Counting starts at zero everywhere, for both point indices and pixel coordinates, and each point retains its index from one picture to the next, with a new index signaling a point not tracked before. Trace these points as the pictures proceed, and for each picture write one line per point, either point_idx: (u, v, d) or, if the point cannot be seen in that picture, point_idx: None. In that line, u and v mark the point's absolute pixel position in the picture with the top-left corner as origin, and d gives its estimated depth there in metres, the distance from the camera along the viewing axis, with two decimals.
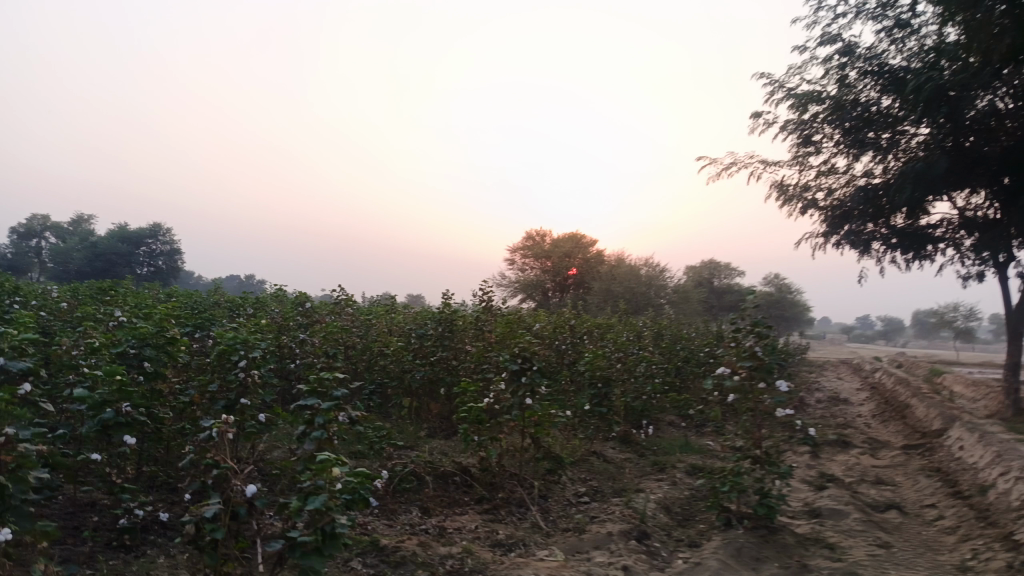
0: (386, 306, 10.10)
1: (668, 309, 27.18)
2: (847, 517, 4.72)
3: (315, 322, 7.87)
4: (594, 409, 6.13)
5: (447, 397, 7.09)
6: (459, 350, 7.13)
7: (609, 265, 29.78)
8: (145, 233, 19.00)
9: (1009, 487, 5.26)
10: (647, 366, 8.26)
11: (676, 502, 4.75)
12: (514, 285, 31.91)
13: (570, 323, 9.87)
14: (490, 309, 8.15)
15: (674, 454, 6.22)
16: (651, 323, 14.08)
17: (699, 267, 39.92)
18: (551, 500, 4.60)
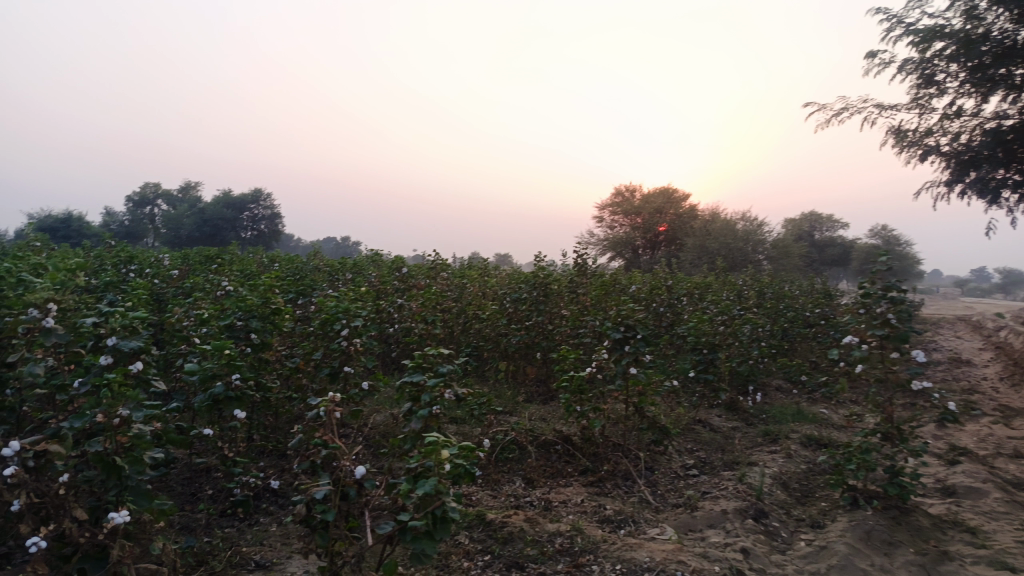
0: (479, 269, 10.07)
1: (766, 265, 26.11)
2: (987, 496, 4.30)
3: (412, 287, 7.90)
4: (698, 375, 5.88)
5: (545, 360, 6.87)
6: (556, 314, 6.99)
7: (703, 220, 28.82)
8: (249, 198, 20.00)
9: None
10: (751, 329, 7.89)
11: (792, 477, 4.48)
12: (604, 243, 31.46)
13: (668, 283, 9.54)
14: (586, 271, 7.96)
15: (785, 422, 5.91)
16: (752, 282, 13.49)
17: (799, 221, 38.16)
18: (658, 473, 4.43)
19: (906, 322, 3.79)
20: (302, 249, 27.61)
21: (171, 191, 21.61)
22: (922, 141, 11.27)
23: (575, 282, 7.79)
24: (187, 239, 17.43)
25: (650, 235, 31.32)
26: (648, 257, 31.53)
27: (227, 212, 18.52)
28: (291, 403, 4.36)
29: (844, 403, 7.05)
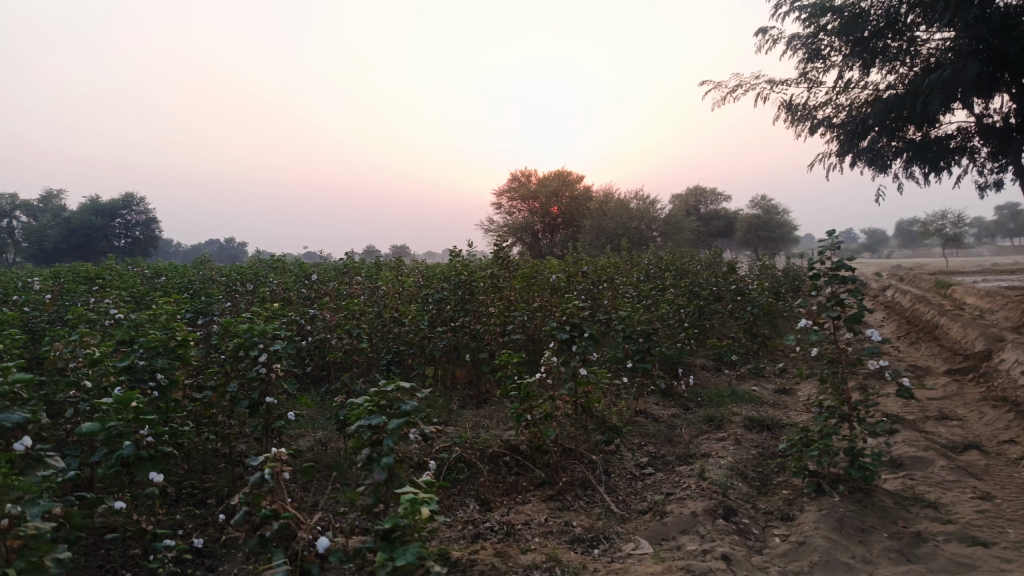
0: (389, 268, 9.59)
1: (661, 242, 26.77)
2: (933, 464, 4.35)
3: (323, 293, 7.38)
4: (636, 366, 5.73)
5: (474, 361, 6.56)
6: (482, 312, 6.69)
7: (598, 201, 29.19)
8: (121, 203, 18.48)
9: None
10: (674, 311, 7.86)
11: (748, 465, 4.39)
12: (503, 229, 31.33)
13: (584, 269, 9.41)
14: (506, 264, 7.68)
15: (723, 405, 5.87)
16: (657, 261, 13.64)
17: (687, 196, 39.44)
18: (616, 476, 4.23)
19: (861, 301, 3.75)
20: (185, 255, 25.88)
21: (30, 201, 19.65)
22: (812, 115, 11.69)
23: (495, 276, 7.49)
24: (54, 251, 15.86)
25: (548, 218, 31.46)
26: (548, 241, 31.67)
27: (97, 220, 16.95)
28: (207, 443, 3.85)
29: (770, 377, 7.14)
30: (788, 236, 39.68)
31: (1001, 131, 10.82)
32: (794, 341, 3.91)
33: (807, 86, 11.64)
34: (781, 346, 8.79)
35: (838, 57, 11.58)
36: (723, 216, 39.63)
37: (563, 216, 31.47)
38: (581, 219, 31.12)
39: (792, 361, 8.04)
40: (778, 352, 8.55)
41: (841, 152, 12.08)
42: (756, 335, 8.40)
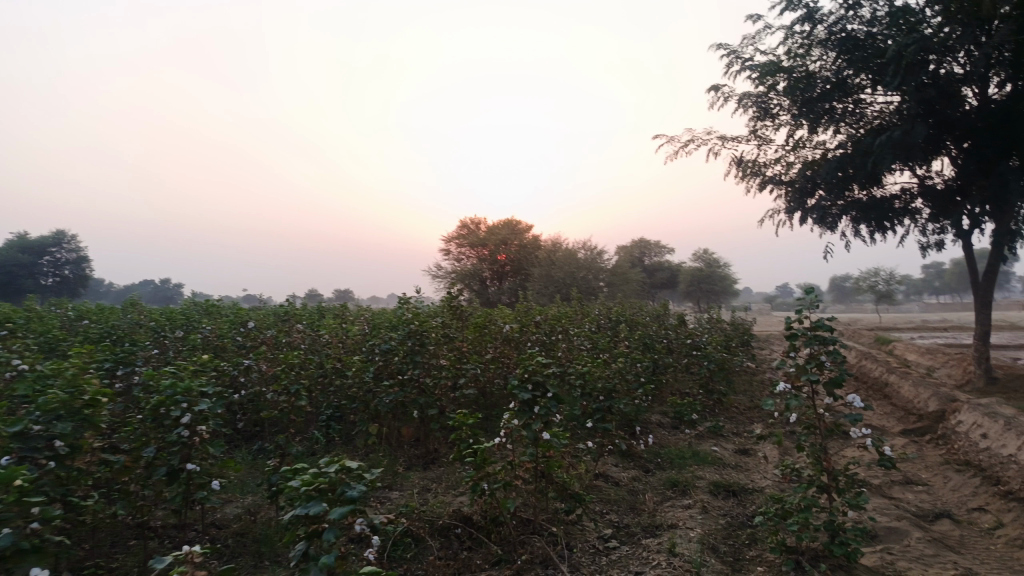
0: (333, 316, 9.12)
1: (608, 293, 26.86)
2: (908, 536, 4.13)
3: (260, 342, 6.89)
4: (596, 426, 5.42)
5: (422, 417, 6.15)
6: (432, 364, 6.30)
7: (547, 251, 29.22)
8: (50, 240, 17.55)
9: None
10: (630, 366, 7.61)
11: (718, 537, 4.09)
12: (450, 276, 31.01)
13: (536, 320, 9.13)
14: (457, 314, 7.34)
15: (684, 467, 5.59)
16: (608, 312, 13.49)
17: (632, 248, 39.91)
18: (578, 551, 3.88)
19: (841, 364, 3.54)
20: (116, 296, 24.72)
21: None
22: (762, 171, 11.85)
23: (446, 326, 7.13)
24: None
25: (496, 266, 31.30)
26: (495, 288, 31.42)
27: (21, 256, 15.97)
28: (118, 516, 3.36)
29: (728, 436, 6.92)
30: (730, 289, 40.44)
31: (941, 192, 11.17)
32: (771, 406, 3.67)
33: (757, 143, 11.83)
34: (736, 403, 8.61)
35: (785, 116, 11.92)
36: (668, 269, 40.21)
37: (511, 264, 31.36)
38: (529, 268, 31.08)
39: (748, 419, 7.85)
40: (733, 409, 8.37)
41: (789, 209, 12.26)
42: (711, 391, 8.21)
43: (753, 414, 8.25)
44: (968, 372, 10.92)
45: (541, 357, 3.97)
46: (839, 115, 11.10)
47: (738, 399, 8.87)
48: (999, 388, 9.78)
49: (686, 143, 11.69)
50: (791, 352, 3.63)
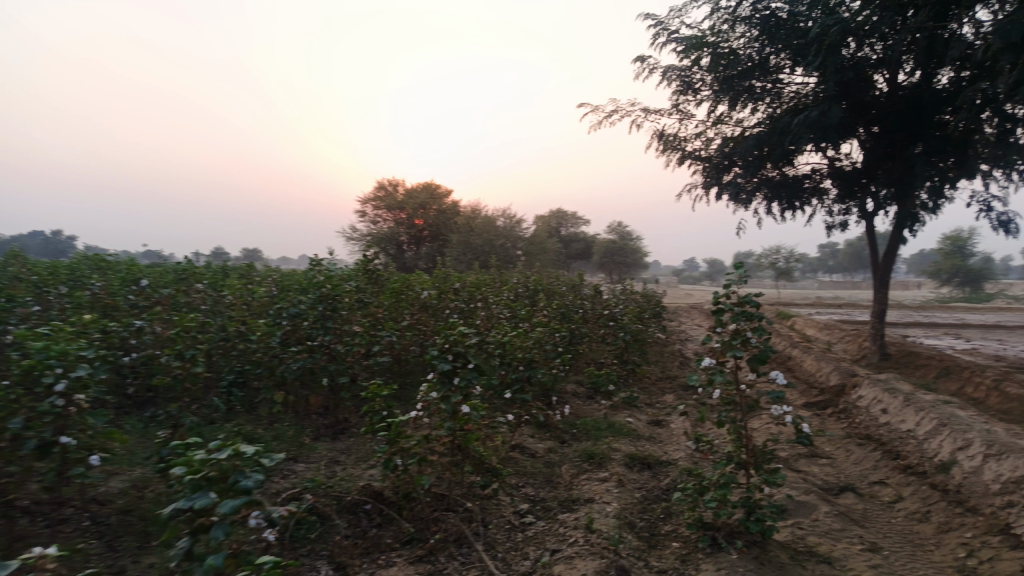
0: (238, 275, 8.60)
1: (524, 261, 26.86)
2: (817, 509, 4.20)
3: (155, 302, 6.37)
4: (513, 397, 5.27)
5: (332, 386, 5.86)
6: (344, 330, 6.00)
7: (465, 217, 28.87)
8: None
9: (929, 438, 4.96)
10: (548, 335, 7.52)
11: (633, 511, 4.04)
12: (365, 239, 30.24)
13: (454, 287, 8.90)
14: (372, 278, 7.02)
15: (599, 439, 5.55)
16: (525, 280, 13.40)
17: (550, 217, 40.04)
18: (493, 528, 3.75)
19: (765, 341, 3.50)
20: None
21: None
22: (683, 146, 11.93)
23: (361, 290, 6.81)
24: None
25: (413, 230, 30.74)
26: (411, 253, 30.90)
27: None
28: None
29: (642, 408, 6.95)
30: (643, 261, 41.29)
31: (849, 175, 11.57)
32: (697, 382, 3.62)
33: (679, 117, 11.88)
34: (649, 374, 8.69)
35: (707, 91, 12.02)
36: (584, 239, 40.64)
37: (428, 229, 30.87)
38: (446, 233, 30.69)
39: (662, 391, 7.93)
40: (647, 380, 8.44)
41: (706, 185, 12.43)
42: (627, 362, 8.24)
43: (665, 385, 8.35)
44: (863, 348, 11.45)
45: (463, 327, 3.78)
46: (759, 93, 11.27)
47: (652, 370, 8.97)
48: (892, 364, 10.29)
49: (610, 113, 11.61)
50: (718, 327, 3.58)
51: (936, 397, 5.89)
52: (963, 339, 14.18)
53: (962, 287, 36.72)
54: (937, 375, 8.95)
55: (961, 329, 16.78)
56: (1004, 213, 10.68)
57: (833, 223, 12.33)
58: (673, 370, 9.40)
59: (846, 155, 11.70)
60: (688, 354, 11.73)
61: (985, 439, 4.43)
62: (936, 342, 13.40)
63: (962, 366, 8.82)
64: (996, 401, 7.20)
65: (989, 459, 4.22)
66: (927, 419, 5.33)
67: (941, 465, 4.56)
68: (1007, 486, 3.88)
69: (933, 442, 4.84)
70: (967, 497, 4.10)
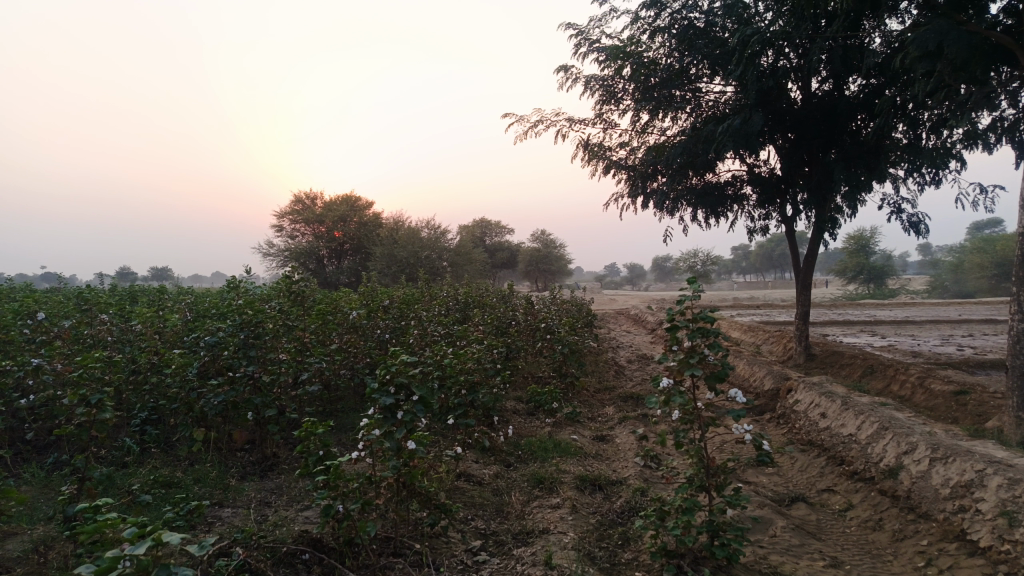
0: (147, 300, 7.98)
1: (450, 272, 26.56)
2: (774, 524, 4.12)
3: (54, 336, 5.80)
4: (456, 422, 5.01)
5: (258, 419, 5.45)
6: (269, 359, 5.59)
7: (388, 229, 28.34)
8: None
9: (872, 443, 4.99)
10: (485, 353, 7.26)
11: (591, 541, 3.85)
12: (284, 254, 29.26)
13: (383, 304, 8.56)
14: (297, 300, 6.61)
15: (545, 460, 5.35)
16: (454, 293, 13.13)
17: (473, 226, 39.78)
18: (446, 571, 3.48)
19: (723, 357, 3.35)
20: None
21: None
22: (608, 155, 11.93)
23: (285, 313, 6.40)
24: None
25: (334, 243, 29.95)
26: (333, 267, 30.07)
27: None
28: None
29: (584, 423, 6.81)
30: (567, 268, 41.64)
31: (769, 181, 11.82)
32: (654, 404, 3.45)
33: (604, 126, 11.89)
34: (587, 386, 8.57)
35: (629, 100, 12.08)
36: (508, 248, 40.65)
37: (349, 242, 30.15)
38: (369, 245, 30.05)
39: (602, 403, 7.81)
40: (586, 392, 8.32)
41: (632, 193, 12.49)
42: (565, 375, 8.09)
43: (604, 396, 8.24)
44: (789, 349, 11.71)
45: (405, 358, 3.52)
46: (680, 101, 11.38)
47: (589, 382, 8.86)
48: (818, 364, 10.54)
49: (535, 123, 11.50)
50: (674, 345, 3.41)
51: (872, 399, 5.97)
52: (878, 335, 14.75)
53: (868, 284, 38.61)
54: (862, 374, 9.20)
55: (874, 325, 17.49)
56: (914, 214, 11.14)
57: (756, 227, 12.57)
58: (610, 380, 9.33)
59: (765, 161, 11.96)
60: (622, 362, 11.71)
61: (929, 442, 4.47)
62: (854, 339, 13.88)
63: (885, 364, 9.09)
64: (922, 398, 7.41)
65: (936, 463, 4.24)
66: (867, 422, 5.37)
67: (888, 470, 4.57)
68: (957, 491, 3.89)
69: (877, 447, 4.86)
70: (918, 503, 4.09)
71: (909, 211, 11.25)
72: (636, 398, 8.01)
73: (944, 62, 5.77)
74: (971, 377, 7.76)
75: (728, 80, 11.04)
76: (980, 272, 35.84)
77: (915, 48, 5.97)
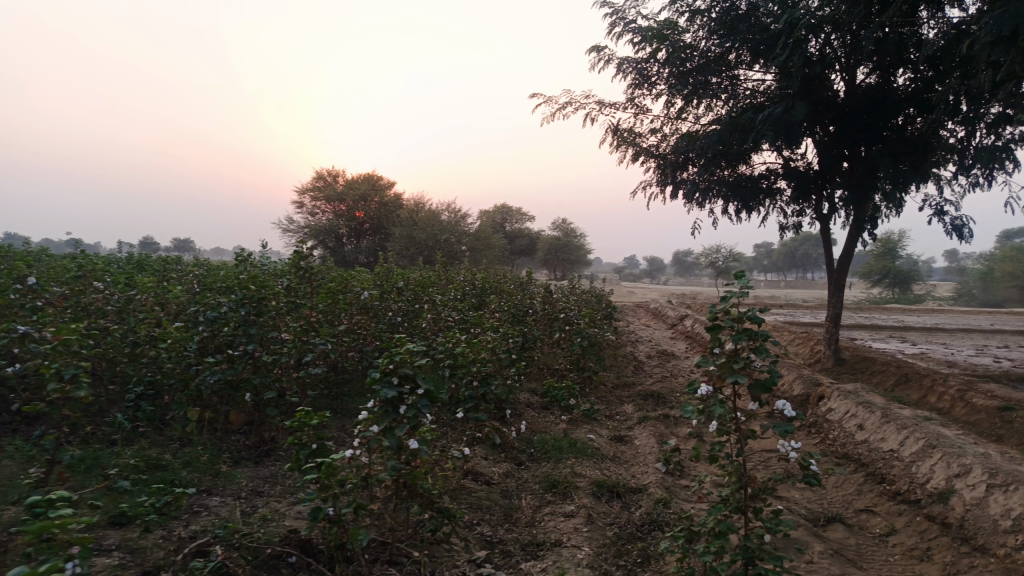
0: (154, 270, 7.71)
1: (469, 257, 26.26)
2: (811, 549, 3.73)
3: (49, 303, 5.52)
4: (467, 416, 4.67)
5: (256, 401, 5.14)
6: (271, 338, 5.27)
7: (408, 210, 28.06)
8: None
9: (918, 462, 4.57)
10: (502, 342, 6.91)
11: (607, 557, 3.48)
12: (303, 231, 29.09)
13: (397, 286, 8.23)
14: (305, 277, 6.28)
15: (559, 461, 4.98)
16: (472, 278, 12.79)
17: (494, 212, 39.41)
18: None
19: (772, 364, 2.96)
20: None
21: None
22: (638, 141, 11.47)
23: (292, 290, 6.08)
24: None
25: (354, 222, 29.74)
26: (352, 246, 29.88)
27: None
28: None
29: (602, 420, 6.44)
30: (587, 258, 41.19)
31: (805, 177, 11.29)
32: (690, 413, 3.05)
33: (635, 111, 11.42)
34: (606, 382, 8.19)
35: (663, 85, 11.58)
36: (528, 235, 40.27)
37: (369, 222, 29.95)
38: (388, 226, 29.79)
39: (620, 401, 7.43)
40: (604, 388, 7.94)
41: (661, 183, 12.03)
42: (583, 369, 7.71)
43: (623, 393, 7.86)
44: (817, 352, 11.23)
45: (412, 347, 3.16)
46: (716, 89, 10.91)
47: (608, 377, 8.49)
48: (847, 369, 10.07)
49: (563, 105, 11.05)
50: (715, 348, 3.02)
51: (914, 412, 5.54)
52: (908, 341, 14.21)
53: (892, 288, 37.84)
54: (895, 383, 8.73)
55: (902, 332, 16.94)
56: (957, 218, 10.59)
57: (787, 225, 12.07)
58: (628, 376, 8.96)
59: (801, 156, 11.44)
60: (641, 356, 11.32)
61: (985, 466, 4.05)
62: (883, 345, 13.36)
63: (920, 373, 8.62)
64: (962, 413, 6.95)
65: (994, 491, 3.82)
66: (911, 437, 4.95)
67: (937, 493, 4.16)
68: (1022, 525, 3.48)
69: (925, 467, 4.45)
70: (973, 534, 3.69)
71: (951, 215, 10.71)
72: (656, 397, 7.63)
73: (1015, 50, 5.27)
74: (1016, 393, 7.28)
75: (768, 68, 10.52)
76: (1011, 281, 34.88)
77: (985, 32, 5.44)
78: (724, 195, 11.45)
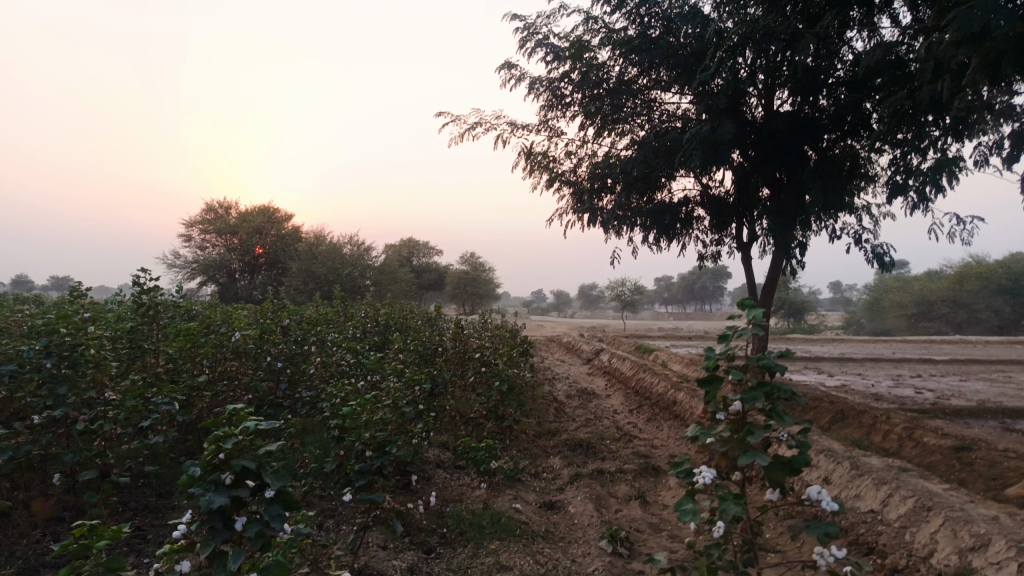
0: None
1: (372, 292, 24.88)
2: None
3: None
4: (359, 497, 3.53)
5: (73, 481, 3.81)
6: (95, 399, 3.95)
7: (307, 244, 26.48)
8: None
9: (914, 528, 3.79)
10: (407, 393, 5.78)
11: None
12: (191, 267, 26.94)
13: (280, 325, 6.98)
14: (154, 318, 5.00)
15: (480, 547, 3.90)
16: (373, 315, 11.59)
17: (399, 246, 38.14)
18: None
19: (799, 436, 2.06)
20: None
21: None
22: (553, 166, 10.69)
23: (133, 335, 4.78)
24: None
25: (248, 257, 27.84)
26: (245, 282, 27.89)
27: None
28: None
29: (527, 481, 5.42)
30: (495, 292, 40.48)
31: (725, 204, 10.79)
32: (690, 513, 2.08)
33: (548, 134, 10.65)
34: (527, 430, 7.17)
35: (576, 107, 10.89)
36: (435, 270, 39.19)
37: (266, 256, 28.09)
38: (285, 260, 28.00)
39: (545, 453, 6.41)
40: (525, 438, 6.91)
41: (576, 210, 11.28)
42: (502, 418, 6.66)
43: (547, 443, 6.86)
44: None
45: (255, 426, 2.06)
46: (631, 111, 10.33)
47: (528, 424, 7.48)
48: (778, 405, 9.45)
49: (472, 125, 10.15)
50: (717, 412, 2.23)
51: (886, 461, 4.81)
52: (825, 372, 13.94)
53: (789, 317, 38.89)
54: (832, 421, 8.16)
55: (813, 362, 16.84)
56: (878, 246, 10.34)
57: (706, 255, 11.55)
58: (550, 422, 7.99)
59: (719, 183, 10.97)
60: (561, 397, 10.40)
61: (1006, 537, 3.29)
62: (802, 377, 12.99)
63: (857, 409, 8.10)
64: (915, 455, 6.34)
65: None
66: (896, 496, 4.17)
67: (951, 572, 3.35)
68: None
69: (925, 536, 3.66)
70: None
71: (871, 243, 10.45)
72: (585, 446, 6.67)
73: (982, 49, 4.73)
74: (966, 430, 6.77)
75: (686, 90, 10.03)
76: (897, 310, 36.32)
77: (943, 33, 4.90)
78: (643, 223, 10.78)
